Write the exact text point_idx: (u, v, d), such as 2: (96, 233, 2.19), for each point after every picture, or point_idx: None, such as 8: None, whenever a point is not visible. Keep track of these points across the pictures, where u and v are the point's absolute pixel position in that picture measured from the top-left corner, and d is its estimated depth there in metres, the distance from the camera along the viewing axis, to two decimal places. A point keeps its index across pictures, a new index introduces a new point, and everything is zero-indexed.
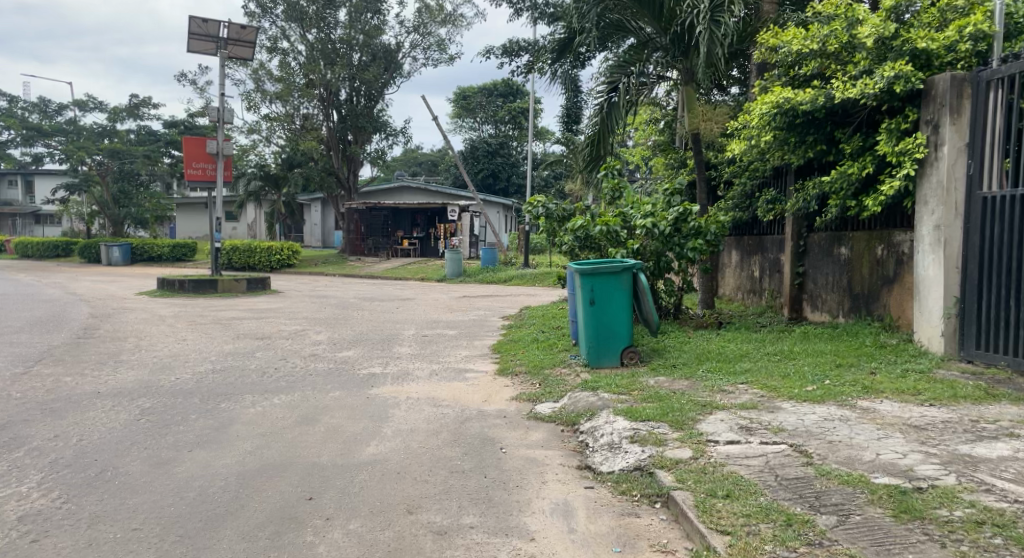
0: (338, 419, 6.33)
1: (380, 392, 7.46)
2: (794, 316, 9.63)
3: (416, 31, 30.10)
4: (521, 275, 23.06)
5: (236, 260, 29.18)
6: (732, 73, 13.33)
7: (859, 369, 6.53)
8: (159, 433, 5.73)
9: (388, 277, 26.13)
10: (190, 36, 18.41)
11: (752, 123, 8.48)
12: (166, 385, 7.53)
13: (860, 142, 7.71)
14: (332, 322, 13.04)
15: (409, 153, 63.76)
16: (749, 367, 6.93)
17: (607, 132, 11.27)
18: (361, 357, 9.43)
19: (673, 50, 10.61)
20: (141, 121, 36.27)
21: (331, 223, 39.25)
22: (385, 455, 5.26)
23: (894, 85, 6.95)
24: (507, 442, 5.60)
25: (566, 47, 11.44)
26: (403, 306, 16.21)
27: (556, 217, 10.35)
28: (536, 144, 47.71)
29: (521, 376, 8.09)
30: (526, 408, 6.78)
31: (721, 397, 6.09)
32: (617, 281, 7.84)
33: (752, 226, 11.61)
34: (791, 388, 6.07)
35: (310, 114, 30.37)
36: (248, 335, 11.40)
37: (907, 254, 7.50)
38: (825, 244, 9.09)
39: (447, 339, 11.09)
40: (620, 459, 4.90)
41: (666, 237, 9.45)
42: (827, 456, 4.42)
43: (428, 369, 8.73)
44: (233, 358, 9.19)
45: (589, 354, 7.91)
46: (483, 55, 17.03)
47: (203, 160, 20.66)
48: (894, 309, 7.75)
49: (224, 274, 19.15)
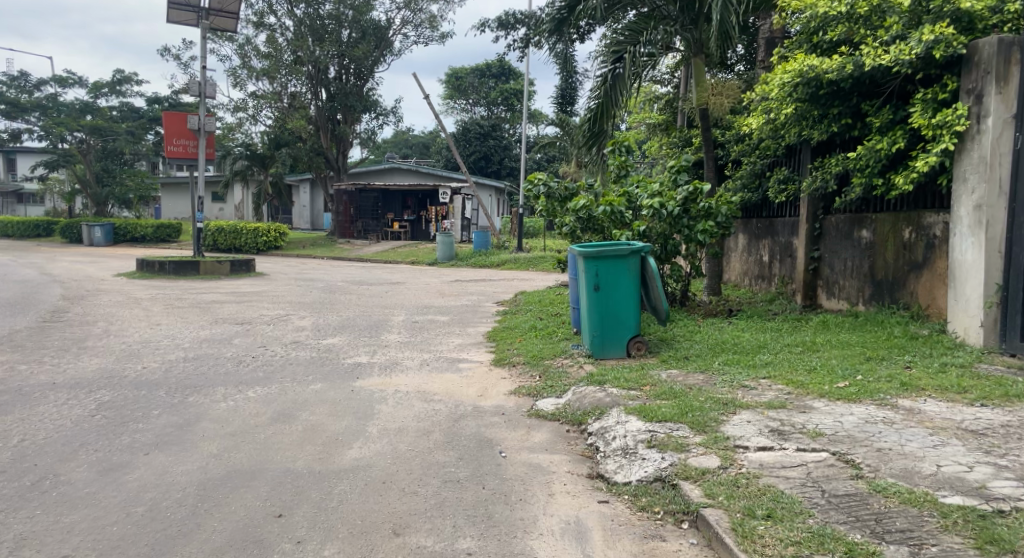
0: (318, 416, 5.68)
1: (365, 384, 6.82)
2: (808, 303, 9.04)
3: (406, 8, 29.24)
4: (515, 259, 22.42)
5: (222, 241, 28.36)
6: (738, 51, 12.89)
7: (891, 363, 5.94)
8: (114, 432, 5.08)
9: (379, 260, 25.45)
10: (170, 6, 17.69)
11: (770, 95, 7.87)
12: (131, 375, 6.86)
13: (890, 115, 7.08)
14: (318, 307, 12.36)
15: (400, 134, 62.76)
16: (771, 360, 6.34)
17: (611, 105, 10.56)
18: (347, 345, 8.78)
19: (683, 19, 10.09)
20: (123, 98, 35.35)
21: (320, 205, 38.42)
22: (369, 460, 4.63)
23: (933, 51, 6.35)
24: (507, 446, 4.99)
25: (565, 18, 10.58)
26: (393, 290, 15.56)
27: (558, 197, 9.61)
28: (530, 126, 46.98)
29: (520, 367, 7.48)
30: (525, 404, 6.16)
31: (743, 394, 5.49)
32: (624, 265, 7.21)
33: (762, 208, 11.00)
34: (819, 384, 5.49)
35: (297, 91, 29.58)
36: (228, 319, 10.73)
37: (940, 237, 6.90)
38: (844, 226, 8.48)
39: (439, 326, 10.44)
40: (638, 468, 4.29)
41: (674, 219, 8.83)
42: (879, 468, 3.82)
43: (419, 358, 8.09)
44: (209, 345, 8.53)
45: (593, 344, 7.30)
46: (478, 28, 16.31)
47: (184, 136, 19.85)
48: (923, 296, 7.16)
49: (206, 255, 18.42)
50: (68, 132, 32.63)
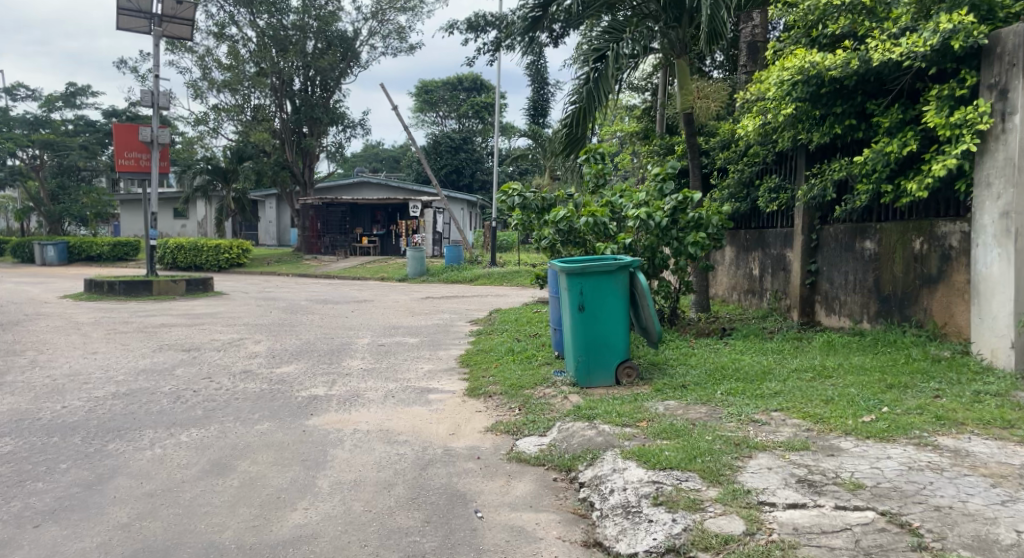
0: (260, 466, 4.81)
1: (319, 423, 5.94)
2: (806, 320, 8.38)
3: (374, 18, 28.52)
4: (488, 274, 21.64)
5: (182, 259, 27.05)
6: (716, 56, 12.46)
7: (919, 392, 5.23)
8: (3, 497, 4.20)
9: (347, 276, 24.49)
10: (118, 11, 16.62)
11: (767, 94, 7.28)
12: (46, 417, 5.90)
13: (899, 114, 6.49)
14: (275, 330, 11.43)
15: (370, 149, 61.96)
16: (781, 389, 5.61)
17: (592, 108, 9.86)
18: (303, 375, 7.87)
19: (667, 14, 9.33)
20: (78, 111, 34.08)
21: (287, 220, 37.35)
22: (316, 528, 3.80)
23: (950, 41, 5.77)
24: (484, 501, 4.20)
25: (537, 23, 9.95)
26: (360, 309, 14.66)
27: (534, 208, 8.84)
28: (501, 139, 46.43)
29: (496, 399, 6.65)
30: (504, 444, 5.35)
31: (755, 432, 4.76)
32: (612, 282, 6.46)
33: (750, 218, 10.37)
34: (843, 419, 4.78)
35: (261, 104, 28.23)
36: (174, 346, 9.77)
37: (957, 248, 6.28)
38: (844, 237, 7.84)
39: (407, 350, 9.58)
40: (644, 534, 3.53)
41: (662, 230, 8.12)
42: (946, 536, 3.10)
43: (383, 390, 7.21)
44: (146, 377, 7.59)
45: (578, 371, 6.55)
46: (447, 31, 15.58)
47: (137, 148, 18.75)
48: (939, 313, 6.52)
49: (161, 275, 17.33)
50: (19, 148, 31.30)
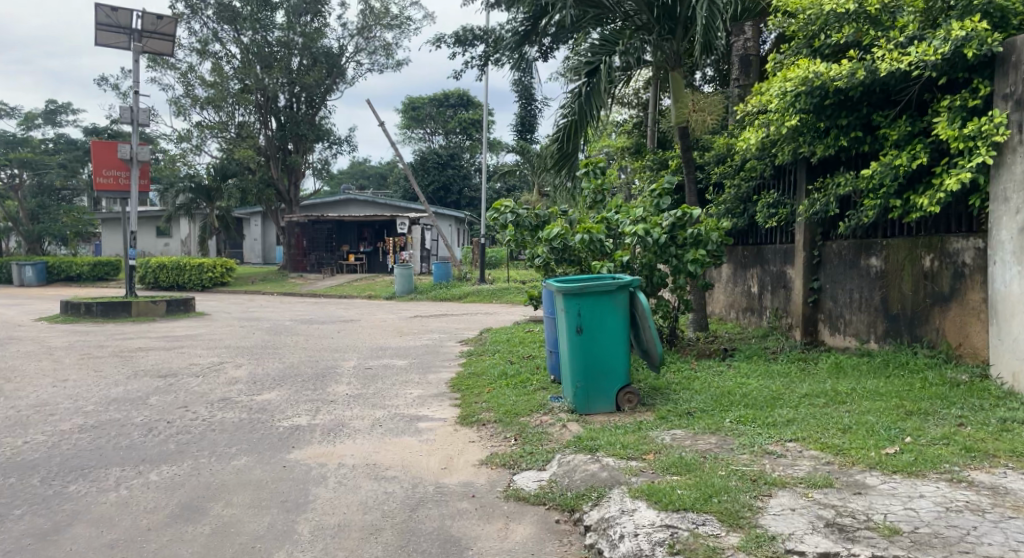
0: (236, 508, 4.42)
1: (301, 457, 5.54)
2: (809, 340, 8.07)
3: (359, 35, 28.31)
4: (477, 291, 21.30)
5: (164, 278, 26.45)
6: (706, 70, 12.33)
7: (940, 420, 4.92)
8: None
9: (334, 295, 24.05)
10: (96, 27, 16.23)
11: (769, 106, 7.02)
12: (3, 455, 5.45)
13: (907, 126, 6.25)
14: (258, 353, 10.98)
15: (356, 165, 61.74)
16: (792, 417, 5.28)
17: (585, 121, 9.56)
18: (285, 402, 7.47)
19: (662, 26, 9.07)
20: (59, 129, 33.58)
21: (273, 238, 36.88)
22: None
23: (963, 49, 5.54)
24: (482, 549, 3.83)
25: (526, 37, 9.72)
26: (346, 330, 14.25)
27: (527, 225, 8.52)
28: (489, 155, 46.29)
29: (490, 428, 6.28)
30: (500, 479, 4.98)
31: (771, 467, 4.42)
32: (611, 303, 6.13)
33: (747, 233, 10.12)
34: (865, 451, 4.45)
35: (245, 121, 27.95)
36: (149, 372, 9.32)
37: (970, 265, 6.01)
38: (847, 254, 7.56)
39: (395, 373, 9.17)
40: None
41: (661, 247, 7.82)
42: None
43: (370, 418, 6.80)
44: (117, 408, 7.14)
45: (577, 397, 6.19)
46: (434, 45, 15.33)
47: (116, 166, 18.31)
48: (952, 334, 6.23)
49: (140, 296, 16.83)
50: None
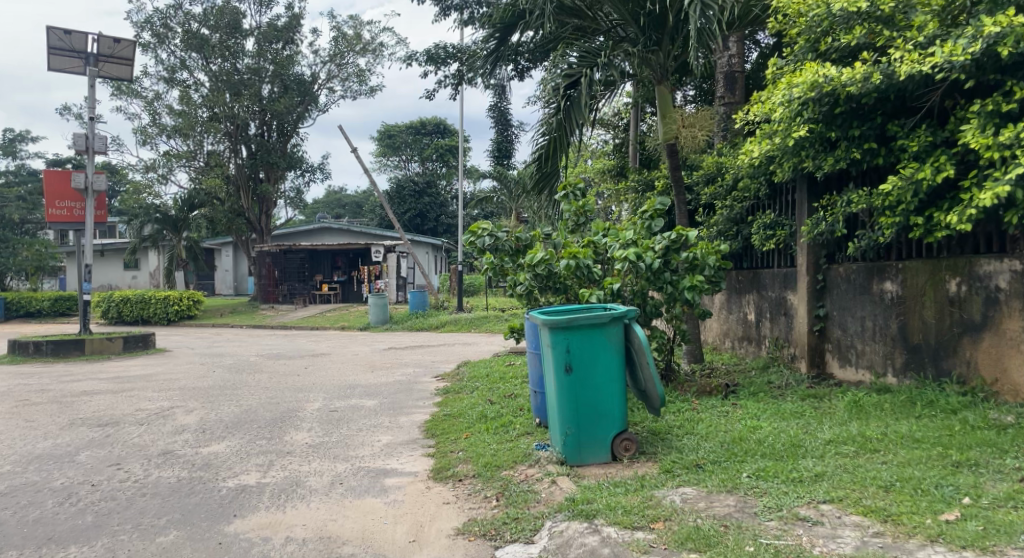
0: None
1: (244, 528, 4.68)
2: (816, 373, 7.33)
3: (332, 61, 27.66)
4: (456, 321, 20.44)
5: (127, 312, 25.14)
6: (691, 86, 11.80)
7: (996, 473, 4.19)
8: None
9: (306, 326, 23.07)
10: (49, 51, 15.31)
11: (771, 115, 6.36)
12: None
13: (927, 135, 5.62)
14: (214, 395, 10.02)
15: (331, 195, 60.93)
16: (821, 470, 4.52)
17: (565, 141, 8.76)
18: (234, 456, 6.56)
19: (647, 34, 8.36)
20: (18, 159, 32.40)
21: (244, 268, 35.89)
22: None
23: (997, 47, 4.92)
24: None
25: (501, 53, 9.05)
26: (315, 366, 13.32)
27: (507, 249, 7.76)
28: (467, 182, 45.73)
29: (468, 484, 5.44)
30: (480, 554, 4.16)
31: (810, 540, 3.63)
32: (605, 337, 5.36)
33: (742, 256, 9.45)
34: (921, 518, 3.68)
35: (214, 149, 27.06)
36: (87, 420, 8.34)
37: (1005, 290, 5.37)
38: (857, 277, 6.86)
39: (363, 416, 8.29)
40: None
41: (654, 273, 7.10)
42: None
43: (330, 474, 5.92)
44: (37, 467, 6.20)
45: (566, 447, 5.38)
46: (405, 65, 14.64)
47: (70, 197, 17.33)
48: (987, 367, 5.55)
49: (95, 333, 15.76)
50: None
